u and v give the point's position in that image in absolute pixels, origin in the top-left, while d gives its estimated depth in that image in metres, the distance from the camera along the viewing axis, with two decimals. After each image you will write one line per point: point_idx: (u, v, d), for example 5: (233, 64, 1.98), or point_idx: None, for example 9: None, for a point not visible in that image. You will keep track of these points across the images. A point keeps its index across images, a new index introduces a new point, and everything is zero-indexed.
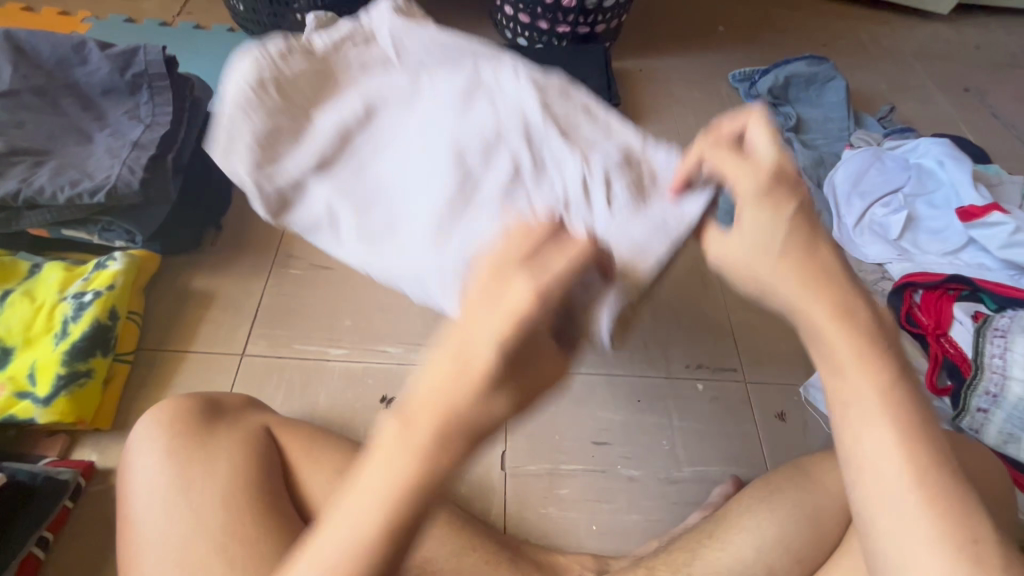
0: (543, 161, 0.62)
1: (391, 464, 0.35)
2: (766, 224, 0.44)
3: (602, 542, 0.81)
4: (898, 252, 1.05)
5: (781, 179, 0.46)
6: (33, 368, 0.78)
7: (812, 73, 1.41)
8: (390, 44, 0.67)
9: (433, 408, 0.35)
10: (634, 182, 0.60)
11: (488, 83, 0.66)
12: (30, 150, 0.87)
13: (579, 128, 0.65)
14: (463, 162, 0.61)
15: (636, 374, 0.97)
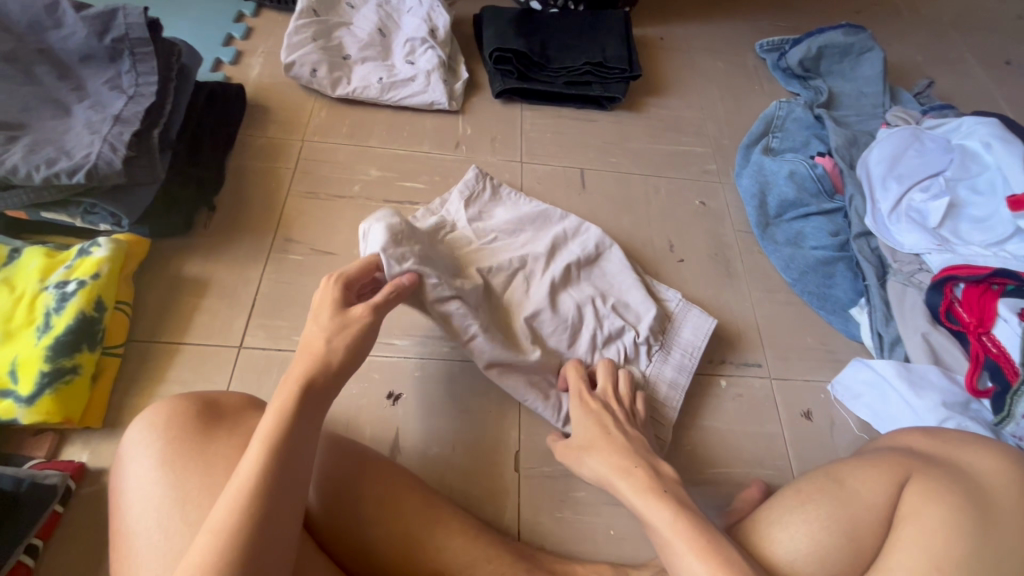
0: (609, 331, 0.88)
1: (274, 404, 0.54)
2: (580, 423, 0.74)
3: (620, 548, 0.77)
4: (940, 241, 0.98)
5: (587, 405, 0.76)
6: (14, 364, 0.72)
7: (848, 43, 1.30)
8: (477, 216, 0.96)
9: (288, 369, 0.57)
10: (664, 333, 0.91)
11: (558, 243, 0.95)
12: (1, 123, 0.80)
13: (626, 297, 0.92)
14: (559, 329, 0.86)
15: None
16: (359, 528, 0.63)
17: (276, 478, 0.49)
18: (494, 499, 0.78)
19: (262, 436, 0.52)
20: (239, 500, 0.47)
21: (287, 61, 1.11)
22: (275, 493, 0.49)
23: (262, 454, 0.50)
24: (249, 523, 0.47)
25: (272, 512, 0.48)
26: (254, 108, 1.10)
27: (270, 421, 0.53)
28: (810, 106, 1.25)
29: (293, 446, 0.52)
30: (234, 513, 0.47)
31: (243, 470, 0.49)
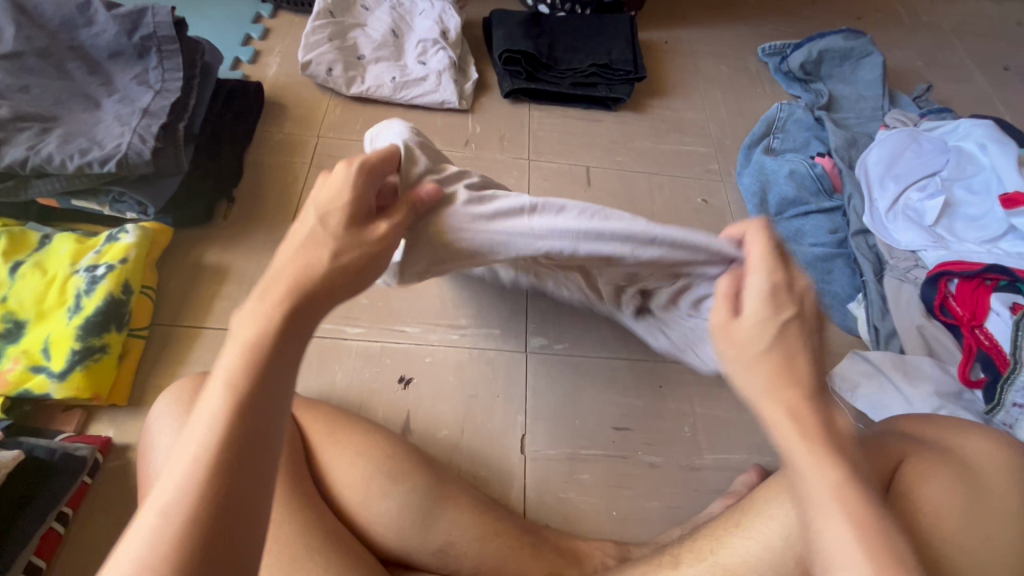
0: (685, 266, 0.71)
1: (238, 336, 0.42)
2: (760, 313, 0.52)
3: (623, 529, 0.80)
4: (935, 239, 1.02)
5: (776, 298, 0.53)
6: (47, 343, 0.76)
7: (848, 48, 1.34)
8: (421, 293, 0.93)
9: (275, 270, 0.46)
10: None
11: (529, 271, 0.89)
12: (36, 116, 0.84)
13: None
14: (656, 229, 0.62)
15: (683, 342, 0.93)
16: (371, 501, 0.65)
17: (233, 449, 0.37)
18: (499, 479, 0.82)
19: (213, 393, 0.39)
20: (196, 462, 0.36)
21: (304, 61, 1.15)
22: (235, 471, 0.37)
23: (217, 416, 0.38)
24: (203, 509, 0.35)
25: (234, 486, 0.36)
26: (271, 105, 1.14)
27: (231, 360, 0.40)
28: (810, 108, 1.28)
29: (255, 408, 0.39)
30: (181, 497, 0.35)
31: (194, 440, 0.37)
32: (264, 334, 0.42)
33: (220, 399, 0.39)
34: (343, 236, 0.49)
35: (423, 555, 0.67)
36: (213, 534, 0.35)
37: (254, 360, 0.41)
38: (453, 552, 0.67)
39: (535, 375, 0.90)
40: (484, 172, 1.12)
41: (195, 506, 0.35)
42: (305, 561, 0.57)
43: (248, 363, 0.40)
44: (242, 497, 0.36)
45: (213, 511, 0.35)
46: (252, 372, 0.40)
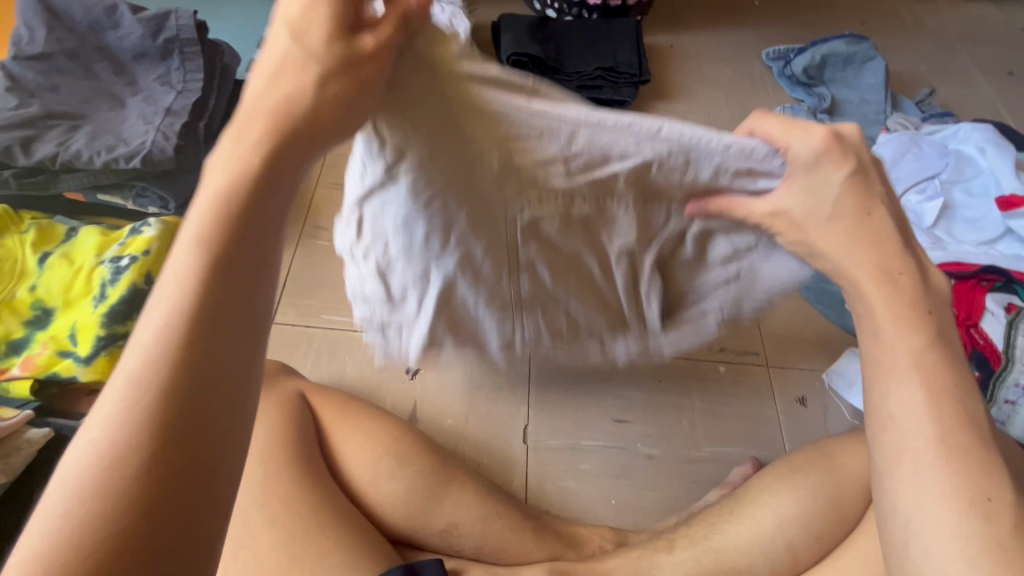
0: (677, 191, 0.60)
1: (209, 185, 0.33)
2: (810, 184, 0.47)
3: (621, 516, 0.82)
4: (933, 240, 1.03)
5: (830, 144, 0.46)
6: (74, 329, 0.80)
7: (851, 52, 1.36)
8: None
9: (253, 102, 0.36)
10: None
11: None
12: (65, 113, 0.88)
13: None
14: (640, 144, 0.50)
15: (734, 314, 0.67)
16: (378, 481, 0.68)
17: (222, 293, 0.31)
18: (501, 467, 0.85)
19: (194, 225, 0.32)
20: (166, 331, 0.29)
21: None
22: (224, 320, 0.31)
23: (200, 251, 0.31)
24: (194, 359, 0.29)
25: (224, 330, 0.30)
26: None
27: (205, 210, 0.33)
28: (813, 112, 1.30)
29: (248, 249, 0.33)
30: (166, 347, 0.29)
31: (176, 278, 0.30)
32: (242, 182, 0.34)
33: (190, 258, 0.31)
34: (334, 55, 0.37)
35: (427, 535, 0.70)
36: (194, 422, 0.28)
37: (246, 184, 0.34)
38: (457, 531, 0.70)
39: (537, 369, 0.93)
40: None
41: (163, 386, 0.28)
42: (316, 532, 0.60)
43: (223, 217, 0.32)
44: (235, 347, 0.31)
45: (185, 394, 0.29)
46: (243, 199, 0.33)
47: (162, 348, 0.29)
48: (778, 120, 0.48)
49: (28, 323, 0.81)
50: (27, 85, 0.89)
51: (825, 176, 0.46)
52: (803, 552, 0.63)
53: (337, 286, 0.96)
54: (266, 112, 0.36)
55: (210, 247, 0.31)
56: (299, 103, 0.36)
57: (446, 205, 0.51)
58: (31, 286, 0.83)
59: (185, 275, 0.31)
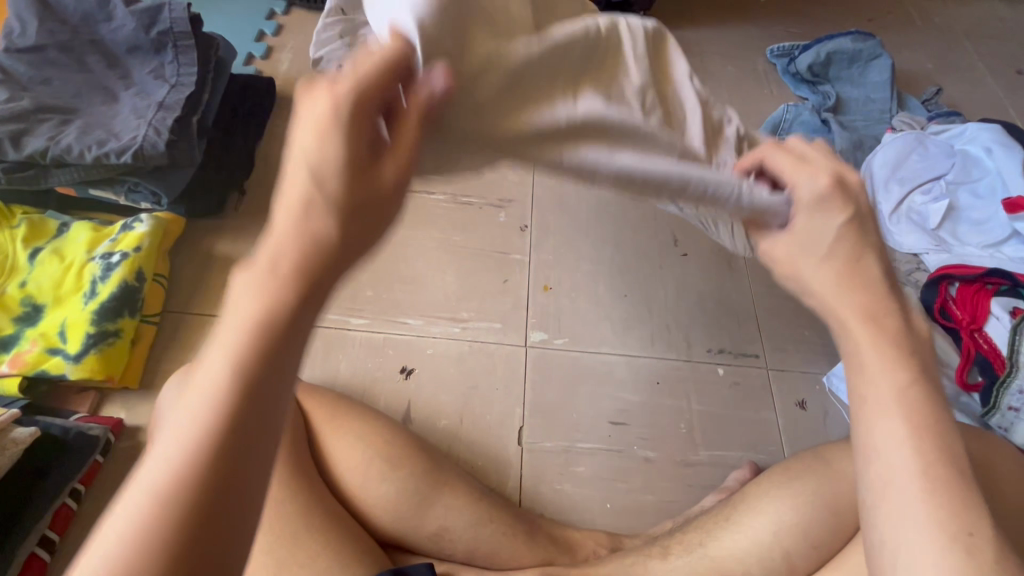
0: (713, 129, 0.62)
1: (234, 315, 0.30)
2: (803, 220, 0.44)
3: (617, 521, 0.81)
4: (936, 242, 1.02)
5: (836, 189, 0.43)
6: (64, 326, 0.79)
7: (857, 49, 1.34)
8: None
9: (284, 225, 0.32)
10: None
11: None
12: (57, 107, 0.87)
13: None
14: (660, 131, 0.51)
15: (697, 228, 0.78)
16: (369, 484, 0.67)
17: (234, 443, 0.28)
18: (496, 469, 0.84)
19: (217, 363, 0.29)
20: (181, 464, 0.27)
21: (316, 57, 1.18)
22: (232, 476, 0.28)
23: (218, 396, 0.28)
24: (198, 518, 0.27)
25: (236, 485, 0.28)
26: (282, 99, 1.17)
27: (230, 339, 0.30)
28: (817, 110, 1.28)
29: (265, 389, 0.30)
30: (170, 507, 0.26)
31: (187, 422, 0.28)
32: (272, 310, 0.30)
33: (209, 392, 0.29)
34: (349, 199, 0.33)
35: (420, 538, 0.69)
36: None
37: (272, 321, 0.30)
38: (449, 536, 0.69)
39: (534, 370, 0.92)
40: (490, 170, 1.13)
41: (175, 523, 0.26)
42: (304, 537, 0.59)
43: (249, 351, 0.30)
44: (240, 501, 0.28)
45: (193, 538, 0.26)
46: (267, 342, 0.30)
47: (165, 506, 0.26)
48: (793, 156, 0.46)
49: (18, 319, 0.80)
50: (19, 78, 0.88)
51: (824, 223, 0.43)
52: (801, 562, 0.62)
53: None
54: (290, 237, 0.32)
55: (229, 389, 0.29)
56: (326, 233, 0.32)
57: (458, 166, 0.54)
58: (21, 282, 0.82)
59: (198, 423, 0.28)
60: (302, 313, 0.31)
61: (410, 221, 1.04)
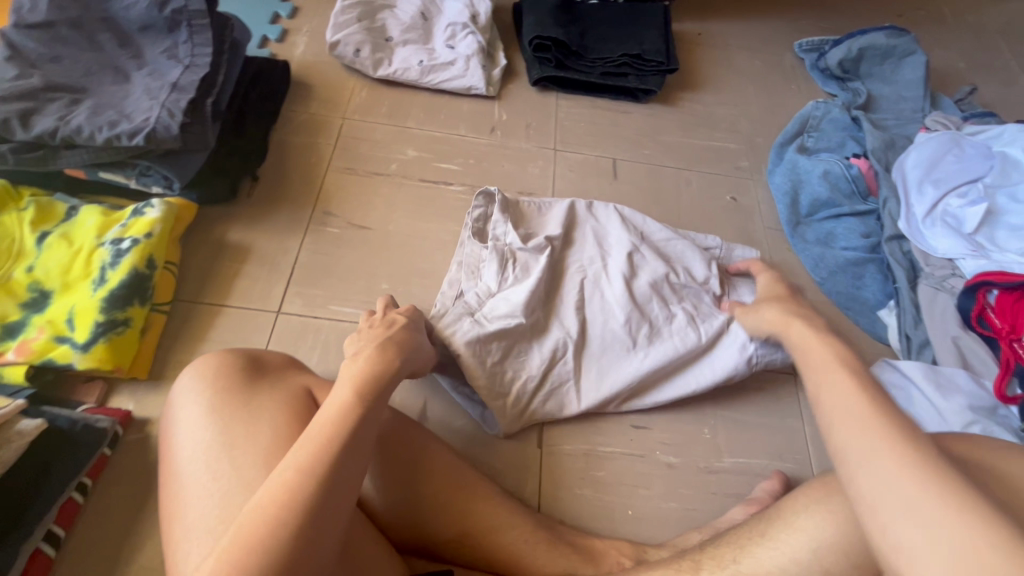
0: (674, 254, 0.95)
1: (349, 372, 0.58)
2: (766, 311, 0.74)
3: (638, 528, 0.79)
4: (974, 247, 0.98)
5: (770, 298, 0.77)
6: (72, 313, 0.76)
7: (890, 46, 1.28)
8: (480, 240, 0.91)
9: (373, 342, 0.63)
10: (672, 258, 0.95)
11: (522, 261, 0.88)
12: (66, 86, 0.84)
13: (637, 277, 0.91)
14: (655, 341, 0.87)
15: (708, 269, 0.94)
16: (387, 483, 0.64)
17: (357, 413, 0.53)
18: (513, 472, 0.81)
19: (350, 382, 0.56)
20: (332, 418, 0.52)
21: (332, 41, 1.14)
22: (353, 435, 0.51)
23: (350, 397, 0.54)
24: (337, 442, 0.50)
25: (356, 436, 0.51)
26: (297, 84, 1.14)
27: (355, 371, 0.58)
28: (847, 107, 1.24)
29: (370, 399, 0.55)
30: (323, 438, 0.50)
31: (334, 400, 0.54)
32: (376, 368, 0.58)
33: (344, 395, 0.55)
34: (404, 340, 0.65)
35: (437, 541, 0.67)
36: (319, 481, 0.47)
37: (375, 371, 0.58)
38: (468, 540, 0.67)
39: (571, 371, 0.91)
40: (510, 162, 1.10)
41: (326, 459, 0.48)
42: None
43: (368, 378, 0.57)
44: (358, 440, 0.51)
45: (335, 452, 0.49)
46: (375, 380, 0.57)
47: (321, 435, 0.50)
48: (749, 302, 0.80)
49: (24, 305, 0.77)
50: (28, 55, 0.85)
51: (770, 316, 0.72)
52: None
53: (346, 276, 0.92)
54: (371, 354, 0.61)
55: (355, 395, 0.54)
56: (405, 340, 0.65)
57: (520, 374, 0.82)
58: (28, 267, 0.79)
59: (340, 409, 0.53)
60: (393, 376, 0.60)
61: (426, 212, 1.01)
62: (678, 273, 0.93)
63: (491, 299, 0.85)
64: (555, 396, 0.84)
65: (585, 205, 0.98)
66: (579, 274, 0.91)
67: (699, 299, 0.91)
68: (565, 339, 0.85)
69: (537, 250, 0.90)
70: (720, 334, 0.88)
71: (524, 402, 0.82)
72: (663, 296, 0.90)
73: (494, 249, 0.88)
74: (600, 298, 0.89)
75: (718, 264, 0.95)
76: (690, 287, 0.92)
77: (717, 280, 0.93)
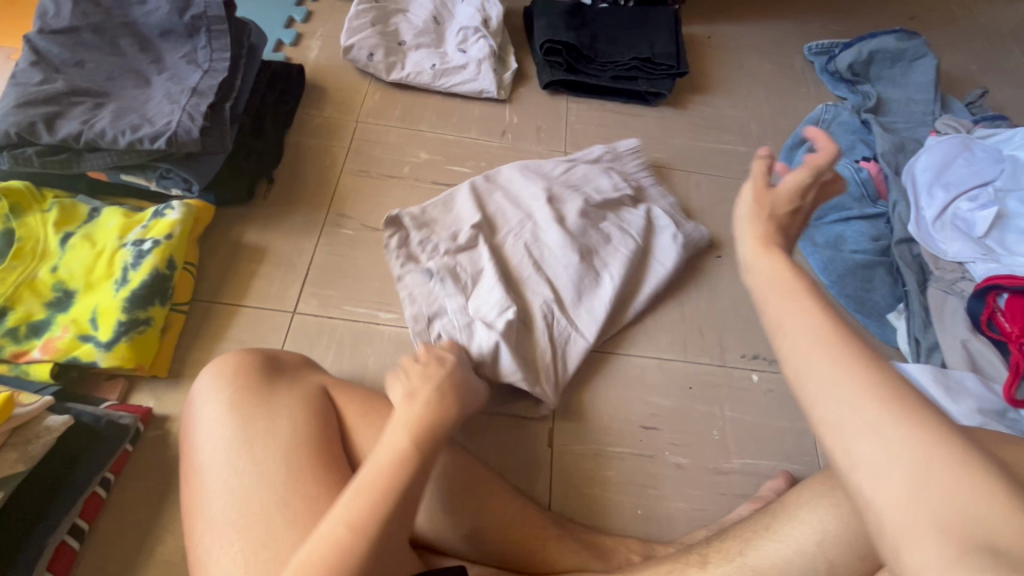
0: (575, 181, 1.04)
1: (407, 413, 0.56)
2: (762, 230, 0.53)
3: (646, 527, 0.80)
4: (984, 251, 0.98)
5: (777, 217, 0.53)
6: (95, 313, 0.78)
7: (900, 49, 1.29)
8: (417, 259, 0.91)
9: (430, 381, 0.60)
10: (573, 184, 1.04)
11: (464, 263, 0.90)
12: (90, 90, 0.86)
13: (564, 214, 0.98)
14: (610, 252, 0.96)
15: (608, 182, 1.04)
16: None
17: (413, 469, 0.51)
18: (523, 469, 0.82)
19: (405, 426, 0.54)
20: (384, 467, 0.51)
21: (347, 45, 1.16)
22: (406, 494, 0.50)
23: (405, 446, 0.53)
24: (388, 500, 0.49)
25: (407, 493, 0.51)
26: (312, 88, 1.16)
27: (413, 412, 0.56)
28: (857, 110, 1.24)
29: (427, 449, 0.53)
30: (375, 493, 0.49)
31: (390, 445, 0.53)
32: (433, 412, 0.56)
33: (398, 439, 0.53)
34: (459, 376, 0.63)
35: (449, 538, 0.66)
36: (367, 541, 0.47)
37: (432, 416, 0.56)
38: (481, 538, 0.68)
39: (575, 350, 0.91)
40: None
41: (375, 519, 0.48)
42: None
43: (425, 423, 0.55)
44: (410, 499, 0.51)
45: (383, 511, 0.49)
46: (432, 428, 0.55)
47: (373, 488, 0.50)
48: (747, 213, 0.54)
49: (48, 304, 0.79)
50: (52, 59, 0.87)
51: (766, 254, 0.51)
52: None
53: (359, 276, 0.94)
54: (428, 393, 0.58)
55: (410, 443, 0.53)
56: (460, 380, 0.62)
57: (533, 353, 0.85)
58: (52, 267, 0.81)
59: (393, 460, 0.52)
60: (449, 428, 0.57)
61: None
62: (592, 197, 1.01)
63: (455, 305, 0.85)
64: (568, 351, 0.87)
65: (482, 180, 1.01)
66: (520, 231, 0.96)
67: (616, 213, 1.01)
68: (547, 301, 0.89)
69: (471, 242, 0.92)
70: (655, 230, 1.01)
71: (563, 367, 0.86)
72: (593, 222, 0.99)
73: (434, 262, 0.89)
74: (548, 249, 0.94)
75: (616, 179, 1.05)
76: (606, 206, 1.02)
77: (620, 184, 1.04)
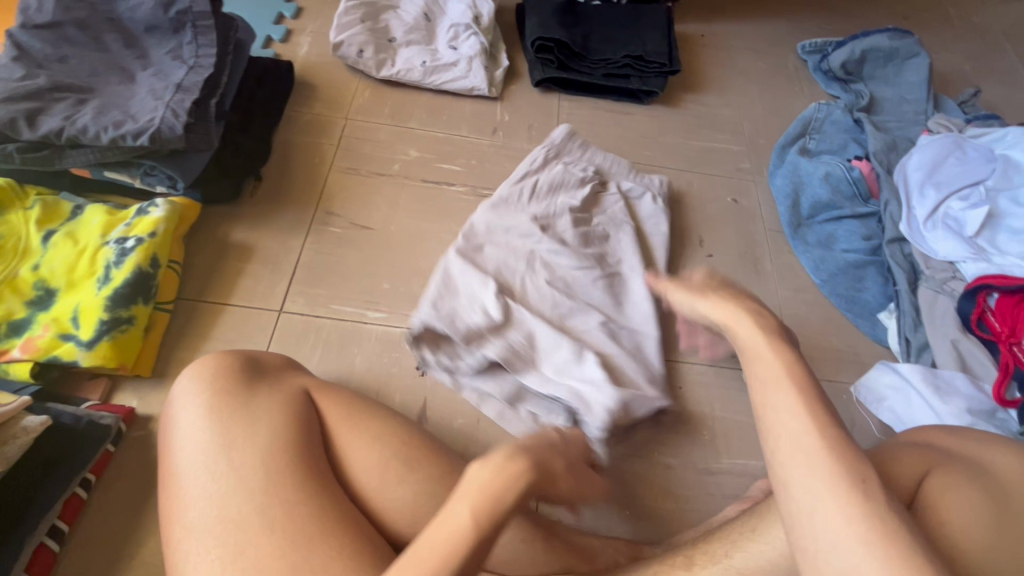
0: (545, 195, 0.99)
1: (476, 482, 0.53)
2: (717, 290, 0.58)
3: (635, 528, 0.79)
4: (975, 250, 0.98)
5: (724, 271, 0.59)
6: (77, 312, 0.77)
7: (893, 48, 1.28)
8: (461, 353, 0.83)
9: (504, 449, 0.56)
10: (546, 197, 0.98)
11: (517, 342, 0.83)
12: (73, 86, 0.85)
13: (558, 228, 0.96)
14: (614, 238, 0.98)
15: (575, 175, 1.02)
16: (385, 488, 0.63)
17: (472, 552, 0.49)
18: None
19: (470, 499, 0.51)
20: (443, 544, 0.48)
21: (336, 41, 1.15)
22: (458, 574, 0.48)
23: (467, 523, 0.50)
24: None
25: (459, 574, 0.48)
26: (301, 84, 1.14)
27: (482, 481, 0.53)
28: (850, 109, 1.24)
29: (489, 530, 0.50)
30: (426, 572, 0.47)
31: (451, 518, 0.50)
32: (502, 487, 0.53)
33: (461, 514, 0.50)
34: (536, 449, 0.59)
35: None
36: None
37: (500, 490, 0.53)
38: None
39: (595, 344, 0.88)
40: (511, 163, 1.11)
41: None
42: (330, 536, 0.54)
43: (489, 498, 0.52)
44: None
45: None
46: (497, 508, 0.52)
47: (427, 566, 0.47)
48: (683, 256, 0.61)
49: (30, 303, 0.78)
50: (35, 55, 0.86)
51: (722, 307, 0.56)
52: None
53: (347, 275, 0.93)
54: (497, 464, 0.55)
55: (472, 517, 0.50)
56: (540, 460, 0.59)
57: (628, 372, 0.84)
58: (34, 266, 0.80)
59: (450, 538, 0.49)
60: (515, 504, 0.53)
61: (427, 213, 1.02)
62: (571, 203, 0.98)
63: (532, 379, 0.81)
64: (648, 353, 0.88)
65: (464, 242, 0.91)
66: (542, 271, 0.91)
67: (593, 206, 1.01)
68: (608, 323, 0.88)
69: (511, 320, 0.84)
70: (639, 202, 1.05)
71: (649, 368, 0.86)
72: (583, 227, 0.97)
73: (493, 354, 0.81)
74: (577, 281, 0.91)
75: (580, 176, 1.02)
76: (584, 204, 1.00)
77: (585, 177, 1.02)
